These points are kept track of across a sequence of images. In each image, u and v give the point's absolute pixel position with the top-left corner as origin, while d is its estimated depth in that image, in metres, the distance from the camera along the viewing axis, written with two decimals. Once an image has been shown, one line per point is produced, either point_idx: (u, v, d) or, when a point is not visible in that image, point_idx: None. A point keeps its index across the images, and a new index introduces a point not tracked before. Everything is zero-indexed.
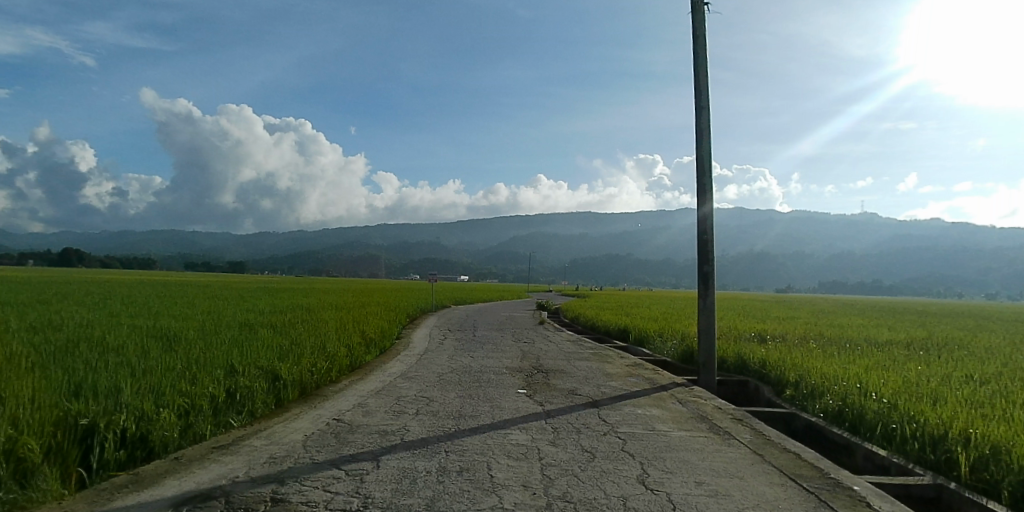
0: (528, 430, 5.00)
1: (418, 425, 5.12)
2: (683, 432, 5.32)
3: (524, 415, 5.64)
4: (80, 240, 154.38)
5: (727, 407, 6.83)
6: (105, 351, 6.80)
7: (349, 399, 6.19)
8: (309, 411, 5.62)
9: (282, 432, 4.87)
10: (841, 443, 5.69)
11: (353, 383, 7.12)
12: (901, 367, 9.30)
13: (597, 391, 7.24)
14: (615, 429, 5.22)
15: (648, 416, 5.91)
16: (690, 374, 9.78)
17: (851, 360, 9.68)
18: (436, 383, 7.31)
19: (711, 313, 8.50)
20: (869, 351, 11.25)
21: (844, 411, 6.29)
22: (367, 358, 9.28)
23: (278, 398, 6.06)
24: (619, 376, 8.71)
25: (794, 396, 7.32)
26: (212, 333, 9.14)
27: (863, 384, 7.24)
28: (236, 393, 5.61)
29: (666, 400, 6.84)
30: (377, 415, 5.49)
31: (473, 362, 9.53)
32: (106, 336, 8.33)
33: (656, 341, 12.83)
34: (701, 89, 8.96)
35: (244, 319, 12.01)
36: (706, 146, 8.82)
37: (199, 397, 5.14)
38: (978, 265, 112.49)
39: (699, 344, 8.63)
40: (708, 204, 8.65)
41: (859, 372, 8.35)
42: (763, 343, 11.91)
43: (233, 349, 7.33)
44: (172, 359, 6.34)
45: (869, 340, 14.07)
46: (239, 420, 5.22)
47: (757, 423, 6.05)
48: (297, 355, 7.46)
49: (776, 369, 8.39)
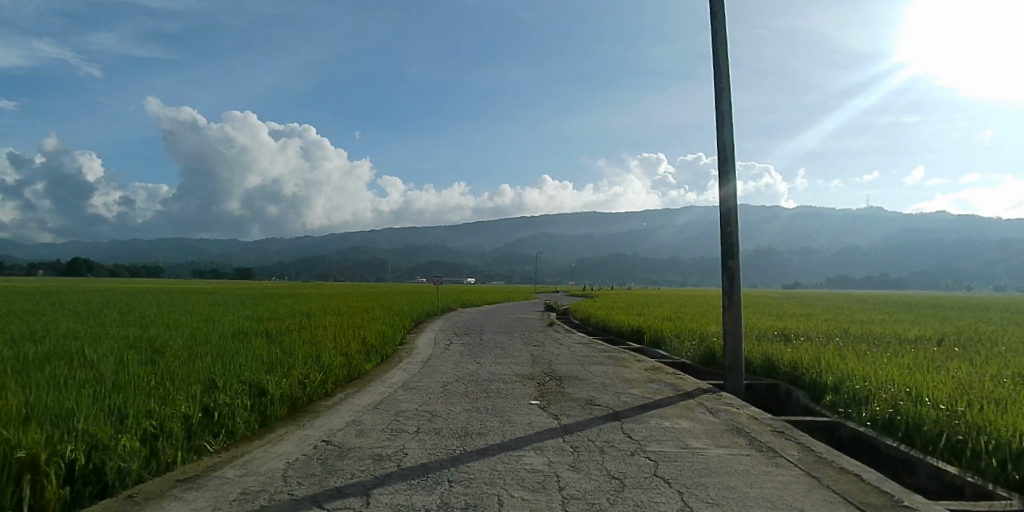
0: (544, 452, 4.34)
1: (417, 448, 4.46)
2: (720, 449, 4.65)
3: (538, 432, 4.99)
4: (87, 250, 155.21)
5: (763, 416, 6.13)
6: (76, 367, 6.18)
7: (342, 415, 5.55)
8: (295, 432, 4.97)
9: (261, 458, 4.23)
10: (898, 458, 4.97)
11: (349, 397, 6.50)
12: (944, 366, 8.55)
13: (617, 400, 6.58)
14: (644, 448, 4.55)
15: (677, 429, 5.25)
16: (714, 377, 9.08)
17: (890, 360, 8.90)
18: (440, 395, 6.67)
19: (737, 311, 7.80)
20: (903, 349, 10.47)
21: (898, 420, 5.58)
22: (366, 366, 8.66)
23: (264, 416, 5.44)
24: (639, 382, 8.01)
25: (835, 403, 6.59)
26: (201, 343, 8.52)
27: (911, 388, 6.52)
28: (216, 411, 5.03)
29: (694, 410, 6.18)
30: (372, 435, 4.82)
31: (480, 369, 8.88)
32: (85, 349, 7.69)
33: (673, 342, 12.11)
34: (721, 70, 8.30)
35: (237, 327, 11.36)
36: (727, 129, 8.16)
37: (169, 419, 4.53)
38: (987, 257, 111.23)
39: (724, 345, 7.91)
40: (732, 192, 8.01)
41: (901, 372, 7.62)
42: (788, 343, 11.16)
43: (216, 361, 6.71)
44: (146, 375, 5.72)
45: (897, 336, 13.25)
46: (215, 444, 4.58)
47: (801, 436, 5.37)
48: (287, 367, 6.84)
49: (811, 372, 7.67)
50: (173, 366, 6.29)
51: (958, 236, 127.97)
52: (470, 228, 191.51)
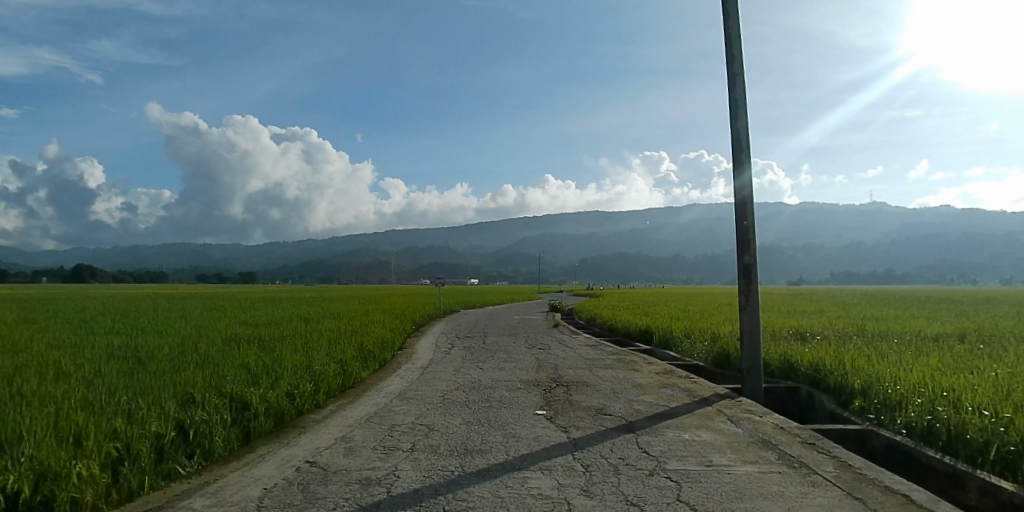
0: (552, 472, 3.89)
1: (411, 469, 4.01)
2: (748, 467, 4.18)
3: (545, 447, 4.53)
4: (91, 256, 155.56)
5: (788, 425, 5.66)
6: (50, 382, 5.76)
7: (331, 431, 5.10)
8: (277, 452, 4.51)
9: (235, 485, 3.80)
10: (943, 472, 4.48)
11: (342, 409, 6.05)
12: (976, 366, 8.04)
13: (630, 409, 6.10)
14: (663, 466, 4.09)
15: (697, 442, 4.79)
16: (729, 379, 8.62)
17: (917, 360, 8.40)
18: (438, 405, 6.22)
19: (754, 310, 7.32)
20: (927, 347, 9.94)
21: (938, 428, 5.10)
22: (362, 374, 8.20)
23: (246, 434, 5.00)
24: (652, 388, 7.56)
25: (864, 409, 6.10)
26: (187, 353, 8.10)
27: (948, 392, 6.03)
28: (192, 428, 4.58)
29: (713, 419, 5.71)
30: (361, 454, 4.37)
31: (482, 375, 8.41)
32: (64, 361, 7.28)
33: (684, 343, 11.66)
34: (734, 55, 7.84)
35: (230, 334, 10.95)
36: (741, 117, 7.71)
37: (136, 440, 4.06)
38: (993, 251, 109.62)
39: (742, 347, 7.44)
40: (747, 183, 7.57)
41: (932, 374, 7.12)
42: (806, 342, 10.66)
43: (198, 372, 6.27)
44: (117, 389, 5.28)
45: (918, 334, 12.67)
46: (189, 467, 4.15)
47: (834, 448, 4.89)
48: (275, 377, 6.42)
49: (834, 374, 7.21)
50: (150, 378, 5.87)
51: (963, 230, 126.41)
52: (473, 229, 191.08)
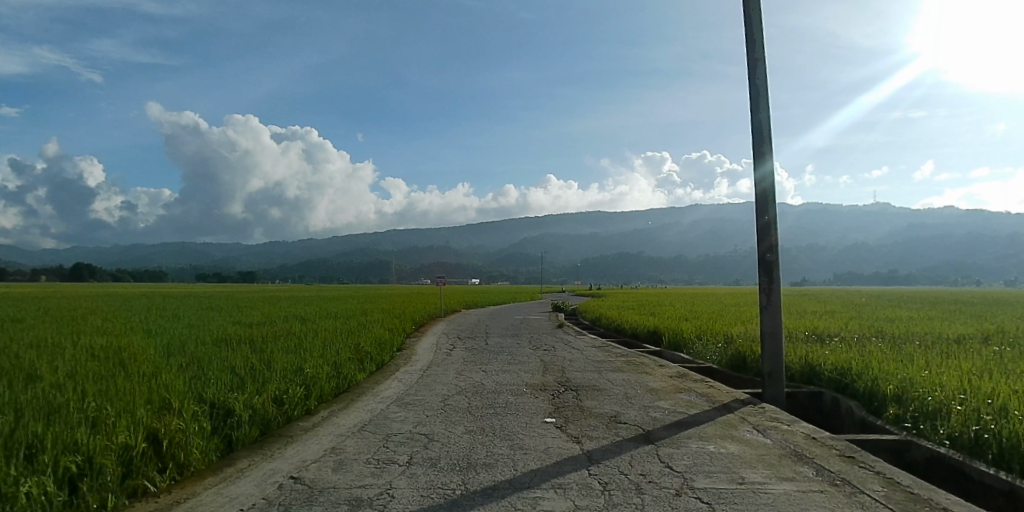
0: (567, 491, 3.45)
1: (406, 486, 3.56)
2: (786, 485, 3.72)
3: (557, 461, 4.08)
4: (92, 256, 155.61)
5: (819, 434, 5.22)
6: (19, 385, 5.34)
7: (320, 441, 4.65)
8: (260, 465, 4.07)
9: (209, 505, 3.35)
10: (999, 489, 3.99)
11: (334, 416, 5.61)
12: (1008, 370, 7.57)
13: (645, 417, 5.64)
14: (691, 484, 3.63)
15: (724, 456, 4.31)
16: (747, 383, 8.17)
17: (946, 363, 7.94)
18: (438, 412, 5.77)
19: (776, 311, 6.86)
20: (954, 350, 9.45)
21: (986, 439, 4.63)
22: (357, 376, 7.74)
23: (228, 444, 4.57)
24: (667, 392, 7.10)
25: (899, 418, 5.65)
26: (171, 354, 7.64)
27: (990, 398, 5.56)
28: (166, 437, 4.11)
29: (738, 429, 5.25)
30: (352, 469, 3.92)
31: (485, 379, 7.92)
32: (39, 363, 6.84)
33: (696, 345, 11.18)
34: (755, 39, 7.38)
35: (219, 334, 10.44)
36: (764, 105, 7.27)
37: (99, 453, 3.57)
38: (997, 252, 108.47)
39: (763, 350, 6.98)
40: (768, 175, 7.14)
41: (967, 378, 6.65)
42: (824, 344, 10.17)
43: (181, 376, 5.82)
44: (86, 395, 4.82)
45: (939, 335, 12.17)
46: (161, 483, 3.71)
47: (874, 463, 4.41)
48: (262, 380, 5.97)
49: (861, 379, 6.77)
50: (127, 382, 5.43)
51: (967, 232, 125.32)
52: (474, 230, 190.81)
